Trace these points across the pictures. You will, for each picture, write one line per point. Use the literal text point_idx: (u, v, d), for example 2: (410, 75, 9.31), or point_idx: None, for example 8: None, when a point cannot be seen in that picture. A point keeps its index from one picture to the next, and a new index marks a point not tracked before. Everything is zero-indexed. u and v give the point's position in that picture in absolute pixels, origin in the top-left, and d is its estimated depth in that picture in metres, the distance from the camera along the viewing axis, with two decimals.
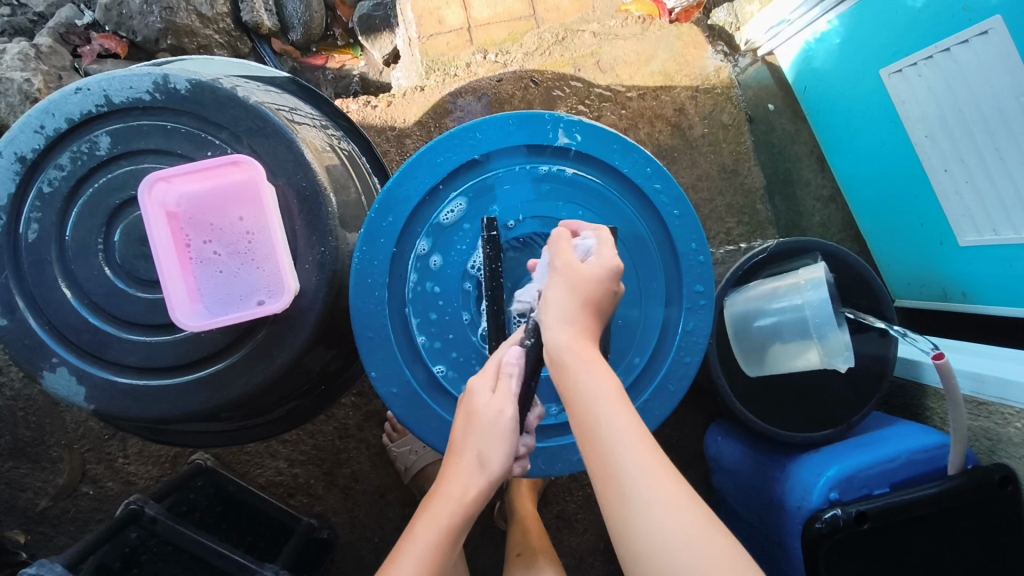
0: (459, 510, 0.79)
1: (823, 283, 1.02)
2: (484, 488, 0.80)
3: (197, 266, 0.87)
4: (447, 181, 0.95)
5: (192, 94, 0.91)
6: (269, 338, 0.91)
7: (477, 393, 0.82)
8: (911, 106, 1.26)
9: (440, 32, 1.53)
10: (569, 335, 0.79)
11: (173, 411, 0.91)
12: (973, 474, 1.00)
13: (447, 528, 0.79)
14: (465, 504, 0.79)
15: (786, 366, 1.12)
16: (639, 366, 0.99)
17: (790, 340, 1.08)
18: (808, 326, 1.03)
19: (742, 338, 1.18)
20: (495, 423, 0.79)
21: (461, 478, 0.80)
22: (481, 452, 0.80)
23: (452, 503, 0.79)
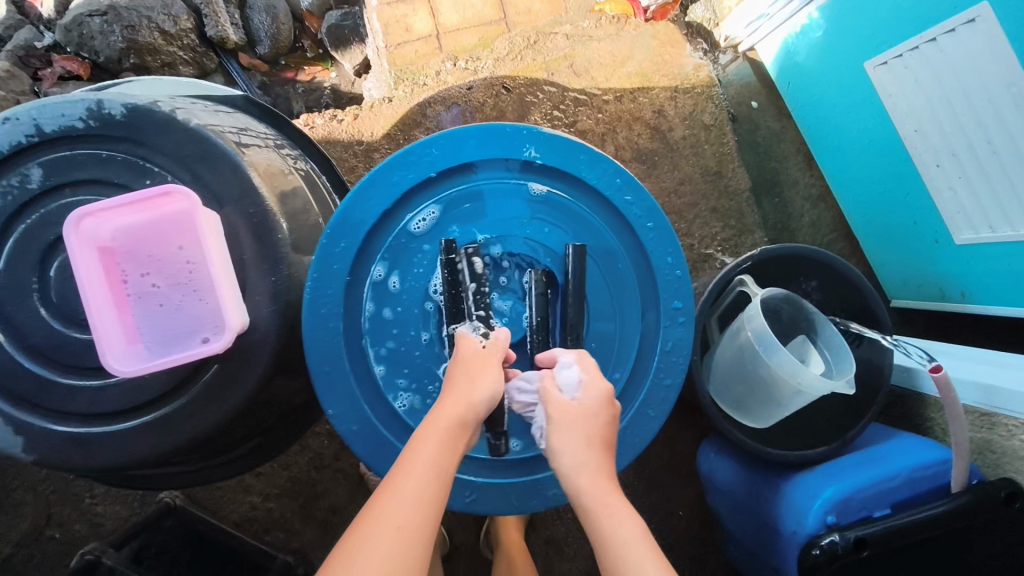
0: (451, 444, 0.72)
1: (765, 327, 0.96)
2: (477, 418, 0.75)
3: (135, 303, 0.82)
4: (403, 201, 0.90)
5: (129, 120, 0.85)
6: (219, 377, 0.86)
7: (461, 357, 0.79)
8: (899, 99, 1.20)
9: (408, 41, 1.47)
10: (586, 487, 0.74)
11: (121, 459, 0.86)
12: (979, 491, 0.94)
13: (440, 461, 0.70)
14: (461, 431, 0.73)
15: (785, 404, 1.02)
16: (620, 382, 0.93)
17: (769, 378, 1.01)
18: (770, 359, 0.97)
19: (737, 393, 1.10)
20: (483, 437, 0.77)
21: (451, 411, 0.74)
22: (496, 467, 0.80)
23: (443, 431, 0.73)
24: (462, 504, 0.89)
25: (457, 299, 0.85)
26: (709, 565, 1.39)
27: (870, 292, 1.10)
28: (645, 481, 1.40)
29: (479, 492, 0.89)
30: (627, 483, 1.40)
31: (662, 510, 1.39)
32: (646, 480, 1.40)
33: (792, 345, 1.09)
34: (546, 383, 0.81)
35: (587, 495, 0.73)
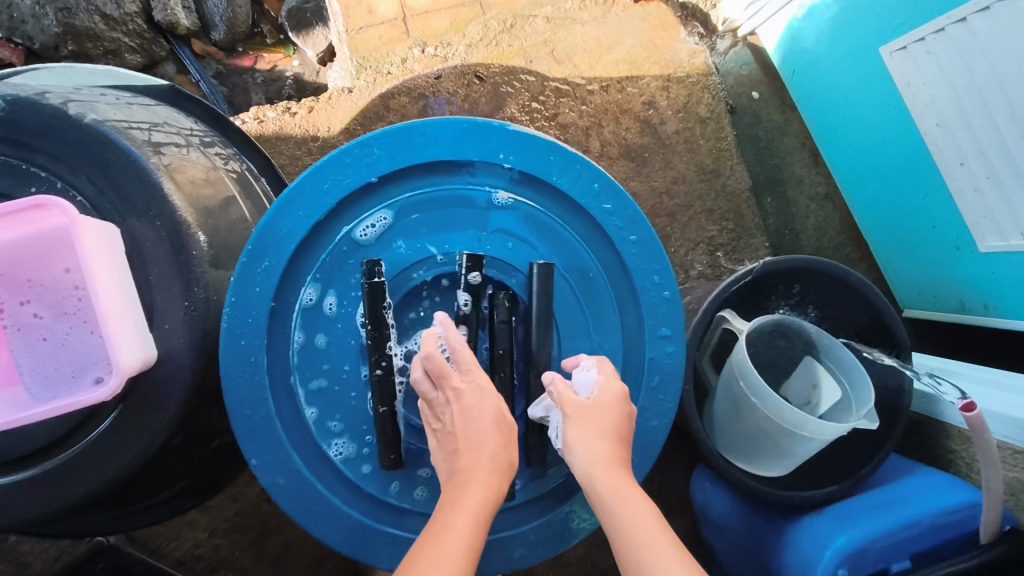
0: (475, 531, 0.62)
1: (750, 368, 0.86)
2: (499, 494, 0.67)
3: (14, 336, 0.68)
4: (339, 211, 0.76)
5: (10, 114, 0.71)
6: (120, 422, 0.72)
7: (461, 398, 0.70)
8: (918, 88, 1.06)
9: (371, 25, 1.32)
10: (599, 482, 0.66)
11: (4, 519, 0.72)
12: (1015, 542, 0.82)
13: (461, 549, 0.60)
14: (487, 512, 0.64)
15: (798, 448, 0.90)
16: None
17: (774, 425, 0.88)
18: (768, 405, 0.86)
19: (744, 444, 0.97)
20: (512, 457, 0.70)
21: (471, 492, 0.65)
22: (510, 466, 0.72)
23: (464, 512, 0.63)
24: None
25: (383, 338, 0.70)
26: None
27: (881, 304, 0.96)
28: None
29: None
30: None
31: None
32: None
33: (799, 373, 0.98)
34: (559, 388, 0.71)
35: (600, 482, 0.66)
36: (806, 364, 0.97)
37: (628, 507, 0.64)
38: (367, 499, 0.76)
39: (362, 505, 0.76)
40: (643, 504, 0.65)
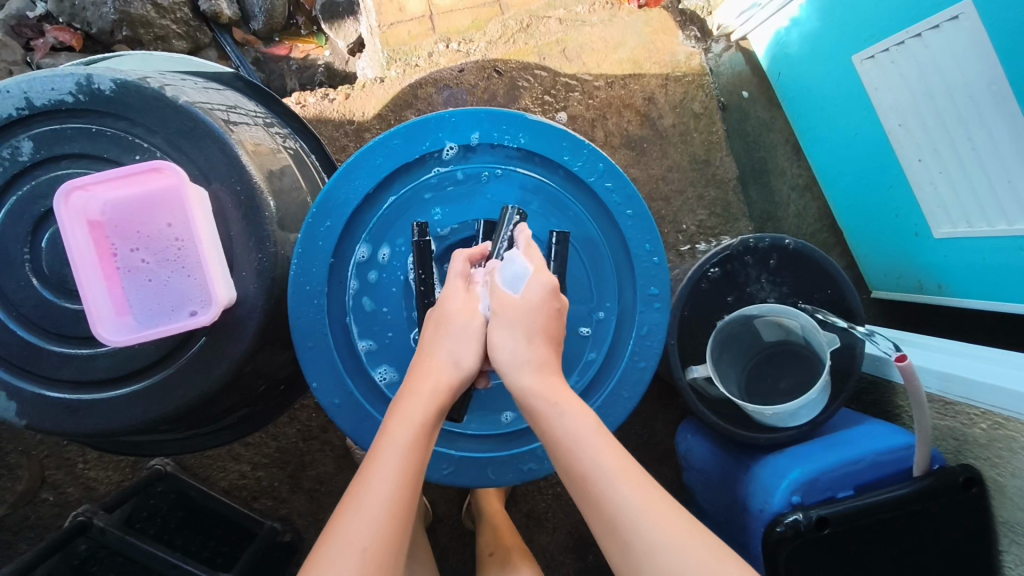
0: (419, 436, 0.76)
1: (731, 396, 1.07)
2: (454, 385, 0.81)
3: (125, 276, 0.84)
4: (385, 184, 0.93)
5: (117, 95, 0.84)
6: (206, 348, 0.87)
7: (449, 296, 0.86)
8: (884, 92, 1.21)
9: (401, 21, 1.47)
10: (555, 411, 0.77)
11: (109, 426, 0.87)
12: (939, 475, 0.97)
13: (410, 455, 0.75)
14: (431, 420, 0.78)
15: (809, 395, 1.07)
16: (595, 360, 0.98)
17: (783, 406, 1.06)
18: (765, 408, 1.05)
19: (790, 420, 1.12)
20: (468, 328, 0.84)
21: (419, 398, 0.79)
22: (453, 352, 0.83)
23: (413, 418, 0.77)
24: (441, 477, 0.92)
25: (426, 292, 0.89)
26: None
27: (826, 262, 1.16)
28: None
29: (456, 465, 0.93)
30: None
31: None
32: None
33: (763, 328, 1.17)
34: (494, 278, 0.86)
35: (527, 381, 0.80)
36: (760, 322, 1.16)
37: (572, 418, 0.77)
38: None
39: None
40: (580, 414, 0.78)
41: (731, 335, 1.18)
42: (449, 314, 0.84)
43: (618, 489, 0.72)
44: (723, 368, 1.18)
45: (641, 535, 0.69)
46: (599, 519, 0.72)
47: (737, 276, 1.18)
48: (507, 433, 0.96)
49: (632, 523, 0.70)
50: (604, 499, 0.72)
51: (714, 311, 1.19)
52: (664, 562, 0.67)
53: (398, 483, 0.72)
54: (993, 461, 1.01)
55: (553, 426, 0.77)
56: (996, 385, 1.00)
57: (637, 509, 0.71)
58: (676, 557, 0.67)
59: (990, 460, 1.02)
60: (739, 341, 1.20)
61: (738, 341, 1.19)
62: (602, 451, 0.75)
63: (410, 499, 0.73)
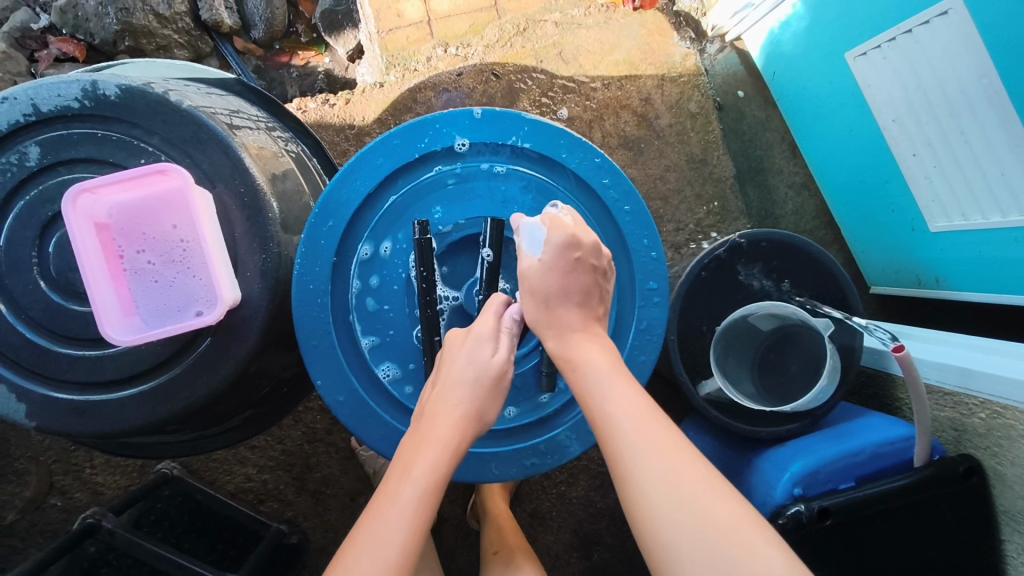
0: (439, 486, 0.77)
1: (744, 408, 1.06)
2: (474, 435, 0.84)
3: (131, 277, 0.85)
4: (386, 183, 0.95)
5: (123, 100, 0.86)
6: (212, 348, 0.88)
7: (472, 343, 0.87)
8: (877, 88, 1.23)
9: (400, 27, 1.49)
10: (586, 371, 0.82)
11: (117, 426, 0.88)
12: (940, 466, 0.97)
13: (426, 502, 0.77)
14: (448, 468, 0.79)
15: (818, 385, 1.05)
16: None
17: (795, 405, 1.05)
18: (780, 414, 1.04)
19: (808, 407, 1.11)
20: (490, 378, 0.85)
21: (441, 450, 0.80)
22: (477, 404, 0.84)
23: (436, 466, 0.78)
24: None
25: (428, 289, 0.90)
26: None
27: (822, 255, 1.17)
28: None
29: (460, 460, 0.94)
30: None
31: None
32: None
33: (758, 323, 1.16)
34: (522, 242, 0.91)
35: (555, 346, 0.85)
36: (753, 317, 1.15)
37: (588, 363, 0.83)
38: (409, 414, 0.96)
39: (405, 420, 0.96)
40: (599, 357, 0.83)
41: (729, 338, 1.17)
42: (477, 361, 0.85)
43: (626, 421, 0.76)
44: (730, 371, 1.17)
45: (642, 470, 0.72)
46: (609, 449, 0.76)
47: (737, 268, 1.19)
48: (510, 429, 0.97)
49: (635, 460, 0.73)
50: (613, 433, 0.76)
51: (714, 307, 1.20)
52: (660, 490, 0.71)
53: (413, 527, 0.75)
54: (992, 450, 1.02)
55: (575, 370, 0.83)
56: (994, 374, 1.01)
57: (642, 441, 0.74)
58: (671, 486, 0.71)
59: (989, 450, 1.03)
60: (739, 339, 1.19)
61: (739, 342, 1.19)
62: (616, 388, 0.80)
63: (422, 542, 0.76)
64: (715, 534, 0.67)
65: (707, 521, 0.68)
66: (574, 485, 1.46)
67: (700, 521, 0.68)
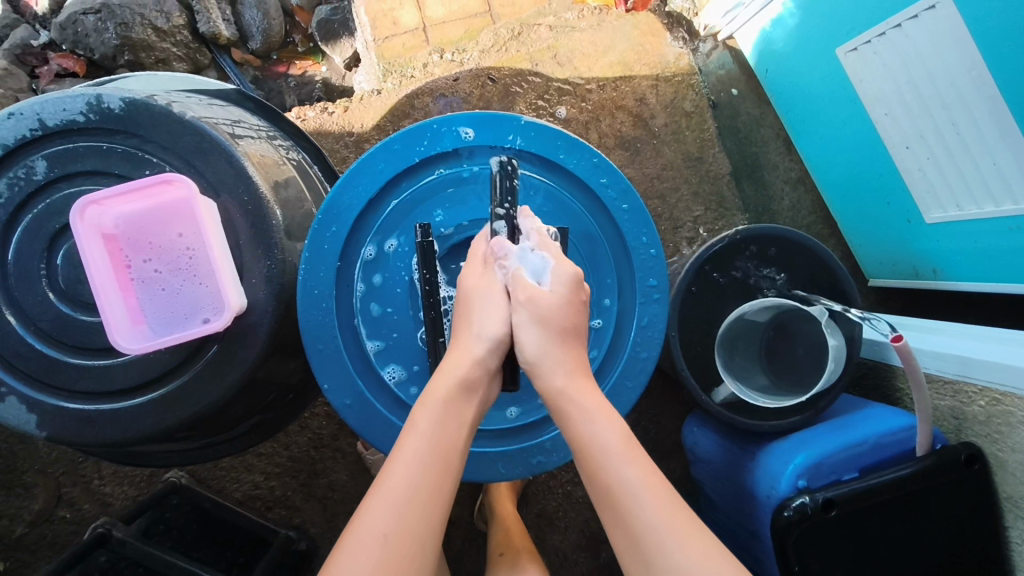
0: (444, 411, 0.79)
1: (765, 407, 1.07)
2: (482, 356, 0.83)
3: (139, 287, 0.86)
4: (388, 188, 0.96)
5: (127, 113, 0.87)
6: (219, 355, 0.89)
7: (467, 278, 0.90)
8: (869, 83, 1.24)
9: (396, 34, 1.51)
10: (586, 416, 0.79)
11: (127, 434, 0.89)
12: (942, 454, 0.98)
13: (439, 428, 0.78)
14: (456, 390, 0.81)
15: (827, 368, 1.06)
16: (597, 357, 1.00)
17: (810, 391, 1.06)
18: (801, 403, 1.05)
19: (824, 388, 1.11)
20: (485, 295, 0.86)
21: (449, 374, 0.82)
22: (474, 323, 0.86)
23: (438, 397, 0.80)
24: None
25: (431, 291, 0.92)
26: None
27: (818, 249, 1.18)
28: None
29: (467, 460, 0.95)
30: None
31: None
32: None
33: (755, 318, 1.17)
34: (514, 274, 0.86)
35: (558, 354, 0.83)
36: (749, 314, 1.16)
37: (598, 431, 0.78)
38: None
39: None
40: (611, 427, 0.78)
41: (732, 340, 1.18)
42: (474, 294, 0.87)
43: (640, 502, 0.73)
44: (739, 369, 1.18)
45: (650, 536, 0.71)
46: (619, 527, 0.73)
47: (735, 263, 1.21)
48: (515, 428, 0.98)
49: (644, 526, 0.71)
50: (625, 513, 0.73)
51: (714, 302, 1.21)
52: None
53: (427, 460, 0.75)
54: (993, 437, 1.03)
55: (582, 431, 0.78)
56: (993, 362, 1.02)
57: (655, 527, 0.71)
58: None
59: (990, 437, 1.04)
60: (741, 339, 1.19)
61: (742, 341, 1.20)
62: (628, 465, 0.75)
63: (441, 477, 0.75)
64: None
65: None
66: (580, 484, 1.47)
67: None
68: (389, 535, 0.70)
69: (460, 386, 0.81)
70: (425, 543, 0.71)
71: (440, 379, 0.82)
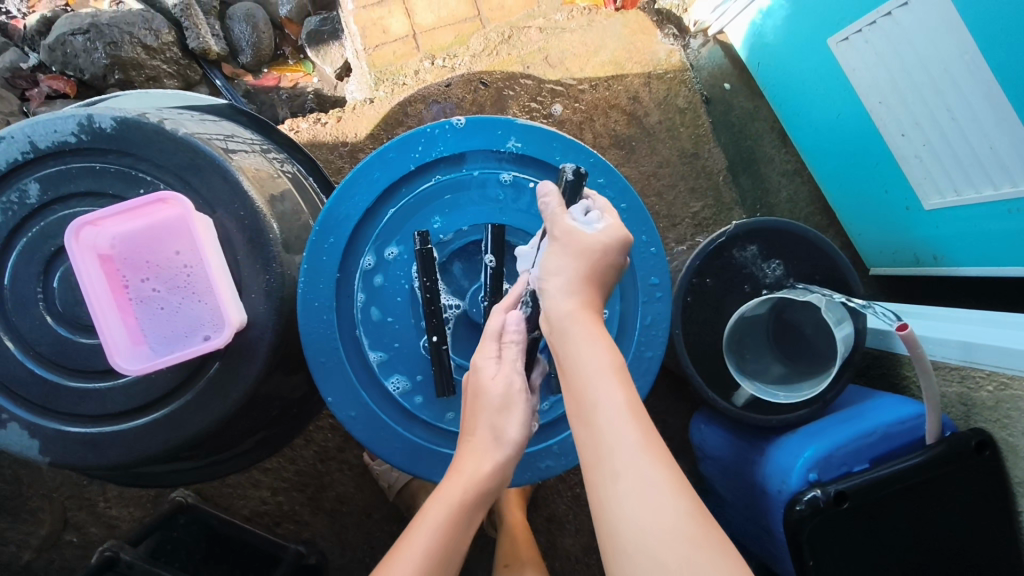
0: (457, 514, 0.77)
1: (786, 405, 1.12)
2: (501, 461, 0.81)
3: (137, 306, 0.86)
4: (384, 196, 0.96)
5: (119, 132, 0.87)
6: (221, 372, 0.88)
7: (482, 369, 0.83)
8: (861, 72, 1.24)
9: (386, 42, 1.51)
10: (576, 326, 0.77)
11: (131, 456, 0.88)
12: (952, 441, 0.98)
13: (441, 537, 0.75)
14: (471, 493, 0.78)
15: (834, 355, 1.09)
16: None
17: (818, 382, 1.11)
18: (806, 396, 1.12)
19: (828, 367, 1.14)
20: (506, 399, 0.82)
21: (464, 483, 0.78)
22: (495, 425, 0.82)
23: (450, 498, 0.77)
24: None
25: (433, 299, 0.91)
26: None
27: (818, 239, 1.18)
28: None
29: None
30: None
31: None
32: None
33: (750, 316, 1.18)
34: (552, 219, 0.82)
35: None
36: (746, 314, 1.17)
37: (587, 351, 0.75)
38: (422, 425, 0.97)
39: (418, 430, 0.97)
40: (602, 349, 0.75)
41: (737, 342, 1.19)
42: (486, 387, 0.82)
43: (614, 424, 0.70)
44: (755, 364, 1.20)
45: (616, 458, 0.69)
46: (590, 444, 0.71)
47: (736, 257, 1.20)
48: None
49: (613, 446, 0.69)
50: (600, 434, 0.71)
51: (717, 297, 1.21)
52: (628, 506, 0.66)
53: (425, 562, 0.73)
54: (1002, 422, 1.03)
55: (569, 348, 0.76)
56: (998, 346, 1.01)
57: (627, 450, 0.69)
58: (639, 504, 0.66)
59: (999, 422, 1.03)
60: (743, 337, 1.20)
61: (744, 339, 1.21)
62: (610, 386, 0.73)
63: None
64: (671, 540, 0.63)
65: (666, 551, 0.63)
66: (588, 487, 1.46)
67: (663, 527, 0.64)
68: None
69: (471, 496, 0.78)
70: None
71: (452, 481, 0.79)
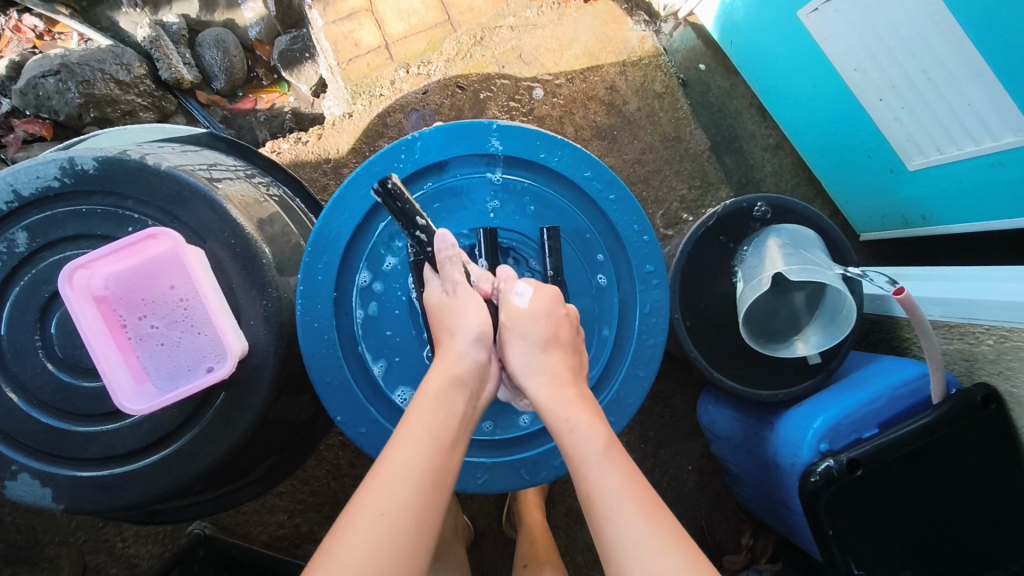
0: (439, 401, 0.76)
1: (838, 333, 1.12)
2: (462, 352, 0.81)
3: (137, 345, 0.85)
4: (374, 211, 0.96)
5: (102, 172, 0.86)
6: (227, 402, 0.88)
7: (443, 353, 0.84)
8: (834, 41, 1.24)
9: (359, 55, 1.50)
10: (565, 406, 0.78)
11: (146, 494, 0.88)
12: (958, 398, 0.98)
13: (431, 428, 0.74)
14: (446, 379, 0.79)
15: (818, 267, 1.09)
16: (610, 336, 1.00)
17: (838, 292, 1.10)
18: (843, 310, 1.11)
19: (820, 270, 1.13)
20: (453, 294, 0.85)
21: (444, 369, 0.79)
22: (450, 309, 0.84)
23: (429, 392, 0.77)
24: (475, 486, 0.93)
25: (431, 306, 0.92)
26: (726, 509, 1.45)
27: (806, 212, 1.19)
28: (652, 442, 1.45)
29: (489, 472, 0.94)
30: (635, 446, 1.44)
31: (673, 467, 1.45)
32: (653, 440, 1.45)
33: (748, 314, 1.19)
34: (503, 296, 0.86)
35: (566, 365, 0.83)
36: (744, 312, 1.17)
37: (582, 434, 0.75)
38: None
39: None
40: (595, 430, 0.76)
41: (762, 328, 1.20)
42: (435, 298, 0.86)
43: (617, 509, 0.69)
44: (784, 315, 1.20)
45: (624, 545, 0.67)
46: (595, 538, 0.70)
47: (731, 236, 1.20)
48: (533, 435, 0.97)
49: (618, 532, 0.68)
50: (603, 520, 0.69)
51: (715, 278, 1.20)
52: None
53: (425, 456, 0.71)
54: (1006, 374, 1.04)
55: (567, 424, 0.76)
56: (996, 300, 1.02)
57: (632, 530, 0.67)
58: None
59: (1003, 374, 1.04)
60: (761, 318, 1.20)
61: (762, 320, 1.20)
62: (617, 471, 0.72)
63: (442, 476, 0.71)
64: None
65: None
66: None
67: None
68: (398, 525, 0.66)
69: (450, 380, 0.78)
70: (421, 522, 0.67)
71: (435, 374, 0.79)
